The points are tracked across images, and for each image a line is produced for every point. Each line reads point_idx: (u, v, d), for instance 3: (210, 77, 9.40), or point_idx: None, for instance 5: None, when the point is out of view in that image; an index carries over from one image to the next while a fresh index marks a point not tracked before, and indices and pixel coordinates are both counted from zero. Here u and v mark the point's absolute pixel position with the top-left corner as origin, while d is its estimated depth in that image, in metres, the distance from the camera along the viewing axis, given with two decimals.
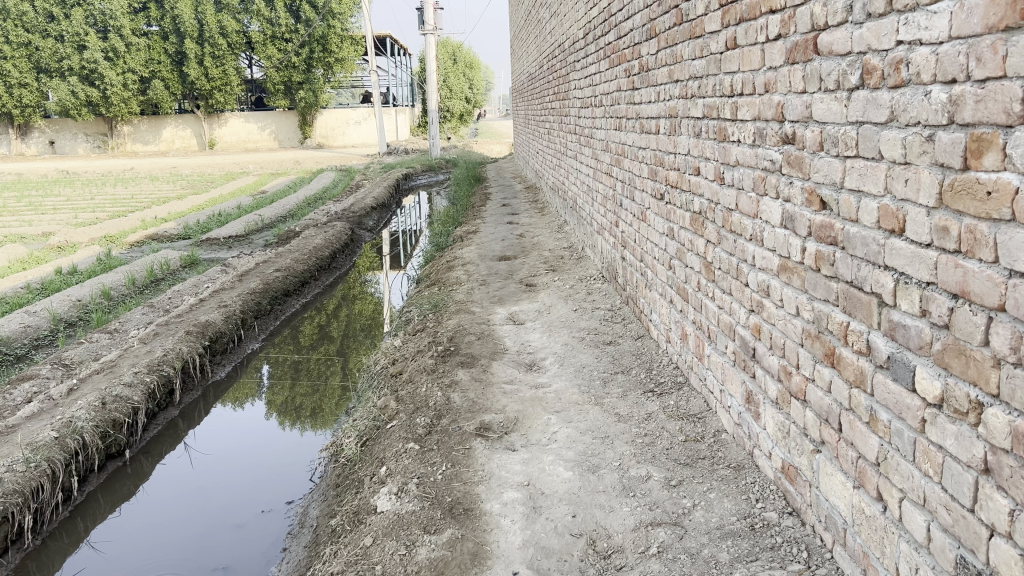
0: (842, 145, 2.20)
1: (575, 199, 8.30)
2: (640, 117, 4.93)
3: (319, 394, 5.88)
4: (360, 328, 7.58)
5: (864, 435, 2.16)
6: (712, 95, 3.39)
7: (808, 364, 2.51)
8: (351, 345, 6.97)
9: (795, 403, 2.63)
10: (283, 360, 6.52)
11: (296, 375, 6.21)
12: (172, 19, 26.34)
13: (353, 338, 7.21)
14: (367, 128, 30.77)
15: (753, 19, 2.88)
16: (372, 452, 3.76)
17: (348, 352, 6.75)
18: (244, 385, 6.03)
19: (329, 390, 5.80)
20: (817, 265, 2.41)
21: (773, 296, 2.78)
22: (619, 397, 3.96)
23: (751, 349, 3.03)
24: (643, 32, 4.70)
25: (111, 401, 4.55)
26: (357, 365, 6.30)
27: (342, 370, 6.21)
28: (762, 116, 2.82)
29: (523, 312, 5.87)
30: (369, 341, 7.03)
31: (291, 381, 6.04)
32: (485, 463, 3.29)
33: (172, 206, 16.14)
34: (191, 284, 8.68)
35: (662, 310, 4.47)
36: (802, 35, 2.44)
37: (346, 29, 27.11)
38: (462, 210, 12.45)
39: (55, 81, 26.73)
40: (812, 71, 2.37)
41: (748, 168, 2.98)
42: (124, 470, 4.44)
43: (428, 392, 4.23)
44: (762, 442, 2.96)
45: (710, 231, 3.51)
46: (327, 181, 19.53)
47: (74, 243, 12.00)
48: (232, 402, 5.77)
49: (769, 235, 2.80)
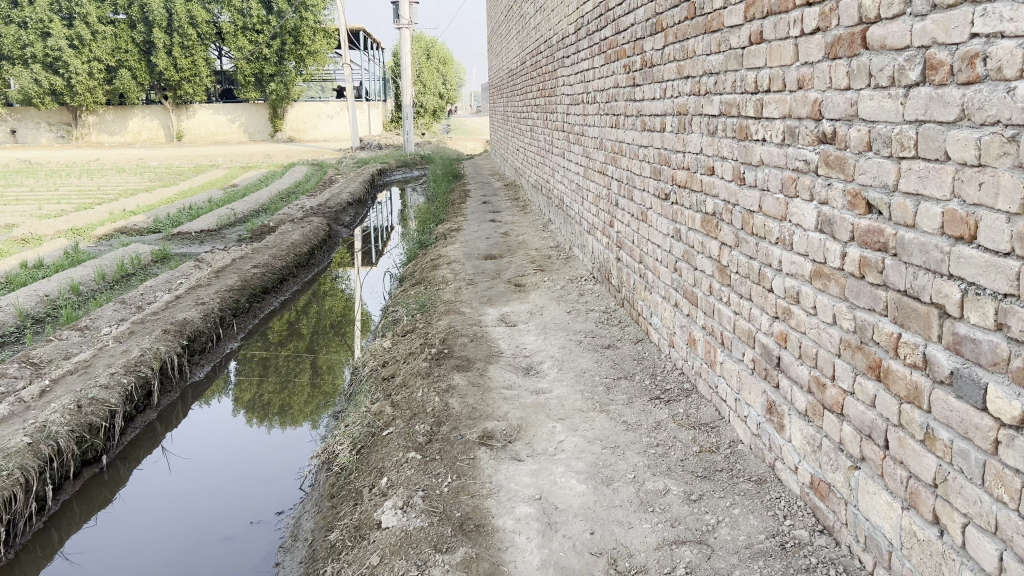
0: (897, 145, 2.07)
1: (562, 197, 8.15)
2: (642, 115, 4.79)
3: (289, 391, 5.77)
4: (334, 324, 7.42)
5: (918, 454, 2.03)
6: (731, 92, 3.26)
7: (847, 376, 2.39)
8: (326, 341, 6.84)
9: (829, 416, 2.51)
10: (252, 356, 6.35)
11: (268, 371, 6.07)
12: (140, 8, 25.75)
13: (325, 334, 7.07)
14: (339, 122, 30.39)
15: (784, 12, 2.74)
16: (368, 461, 3.58)
17: (322, 349, 6.61)
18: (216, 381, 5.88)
19: (297, 388, 5.70)
20: (861, 272, 2.28)
21: (804, 303, 2.65)
22: (625, 404, 3.82)
23: (776, 358, 2.90)
24: (647, 27, 4.56)
25: (87, 404, 4.31)
26: (329, 363, 6.19)
27: (314, 368, 6.10)
28: (794, 114, 2.68)
29: (515, 314, 5.71)
30: (345, 338, 6.90)
31: (260, 377, 5.91)
32: (492, 475, 3.13)
33: (141, 198, 15.73)
34: (164, 281, 8.38)
35: (665, 313, 4.34)
36: (847, 28, 2.31)
37: (320, 21, 26.73)
38: (441, 207, 12.24)
39: (18, 68, 26.00)
40: (860, 67, 2.24)
41: (775, 168, 2.85)
42: (100, 477, 4.21)
43: (424, 397, 4.05)
44: (787, 454, 2.84)
45: (726, 233, 3.37)
46: (300, 175, 19.19)
47: (39, 235, 11.60)
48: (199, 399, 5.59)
49: (800, 239, 2.66)
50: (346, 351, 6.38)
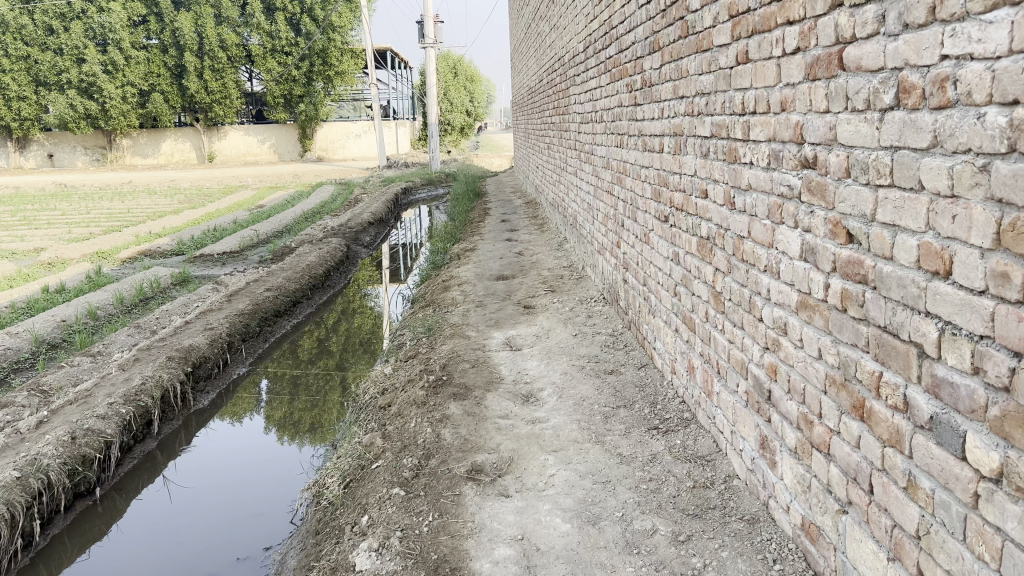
0: (874, 172, 1.94)
1: (575, 216, 8.05)
2: (642, 135, 4.68)
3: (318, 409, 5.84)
4: (362, 341, 7.50)
5: (901, 503, 1.89)
6: (721, 113, 3.14)
7: (833, 415, 2.25)
8: (355, 358, 6.93)
9: (818, 455, 2.37)
10: (281, 375, 6.48)
11: (299, 389, 6.18)
12: (172, 32, 26.20)
13: (353, 352, 7.15)
14: (367, 141, 30.61)
15: (767, 31, 2.63)
16: (354, 496, 3.50)
17: (350, 366, 6.69)
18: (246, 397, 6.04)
19: (326, 405, 5.77)
20: (843, 305, 2.15)
21: (791, 335, 2.53)
22: (621, 435, 3.69)
23: (767, 391, 2.77)
24: (646, 45, 4.47)
25: (82, 436, 4.29)
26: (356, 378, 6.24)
27: (341, 385, 6.16)
28: (778, 137, 2.56)
29: (520, 337, 5.61)
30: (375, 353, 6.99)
31: (290, 397, 6.01)
32: (475, 513, 3.03)
33: (168, 221, 15.90)
34: (181, 304, 8.42)
35: (667, 339, 4.21)
36: (825, 49, 2.19)
37: (347, 42, 27.00)
38: (460, 226, 12.21)
39: (54, 94, 26.53)
40: (837, 89, 2.12)
41: (761, 193, 2.73)
42: (94, 509, 4.18)
43: (417, 428, 3.97)
44: (779, 493, 2.70)
45: (719, 258, 3.25)
46: (325, 195, 19.32)
47: (65, 259, 11.74)
48: (228, 417, 5.75)
49: (786, 267, 2.54)
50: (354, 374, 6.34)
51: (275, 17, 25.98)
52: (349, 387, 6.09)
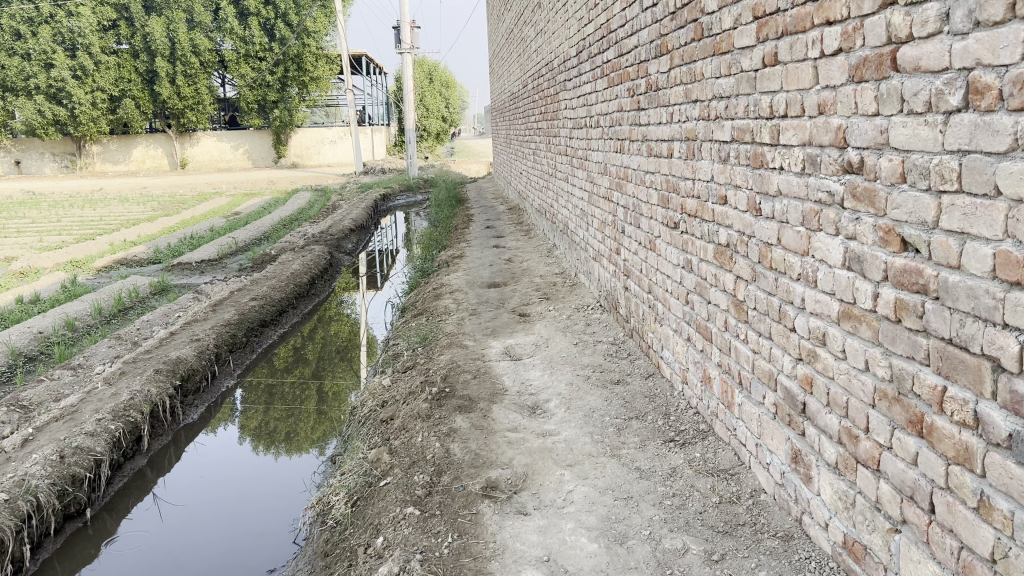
0: (936, 177, 1.86)
1: (566, 222, 7.96)
2: (647, 140, 4.59)
3: (294, 417, 5.80)
4: (340, 349, 7.40)
5: (971, 524, 1.81)
6: (744, 117, 3.06)
7: (883, 430, 2.17)
8: (332, 366, 6.85)
9: (864, 472, 2.28)
10: (257, 383, 6.38)
11: (273, 399, 6.09)
12: (143, 37, 25.80)
13: (331, 360, 7.06)
14: (343, 147, 30.35)
15: (801, 32, 2.55)
16: (364, 515, 3.37)
17: (327, 374, 6.63)
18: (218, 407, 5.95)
19: (303, 414, 5.72)
20: (896, 316, 2.07)
21: (831, 347, 2.44)
22: (637, 448, 3.58)
23: (800, 404, 2.68)
24: (652, 48, 4.38)
25: (70, 454, 4.11)
26: (334, 388, 6.20)
27: (319, 394, 6.11)
28: (815, 141, 2.48)
29: (519, 346, 5.49)
30: (352, 362, 6.92)
31: (265, 405, 5.95)
32: (496, 533, 2.91)
33: (142, 228, 15.59)
34: (162, 315, 8.20)
35: (677, 348, 4.11)
36: (874, 49, 2.11)
37: (322, 47, 26.79)
38: (445, 233, 12.07)
39: (21, 100, 25.97)
40: (889, 91, 2.04)
41: (794, 199, 2.64)
42: (84, 531, 4.01)
43: (424, 443, 3.84)
44: (815, 509, 2.61)
45: (741, 266, 3.16)
46: (302, 202, 19.05)
47: (37, 269, 11.44)
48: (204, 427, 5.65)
49: (825, 276, 2.45)
50: (333, 385, 6.28)
51: (249, 22, 25.70)
52: (342, 400, 5.94)
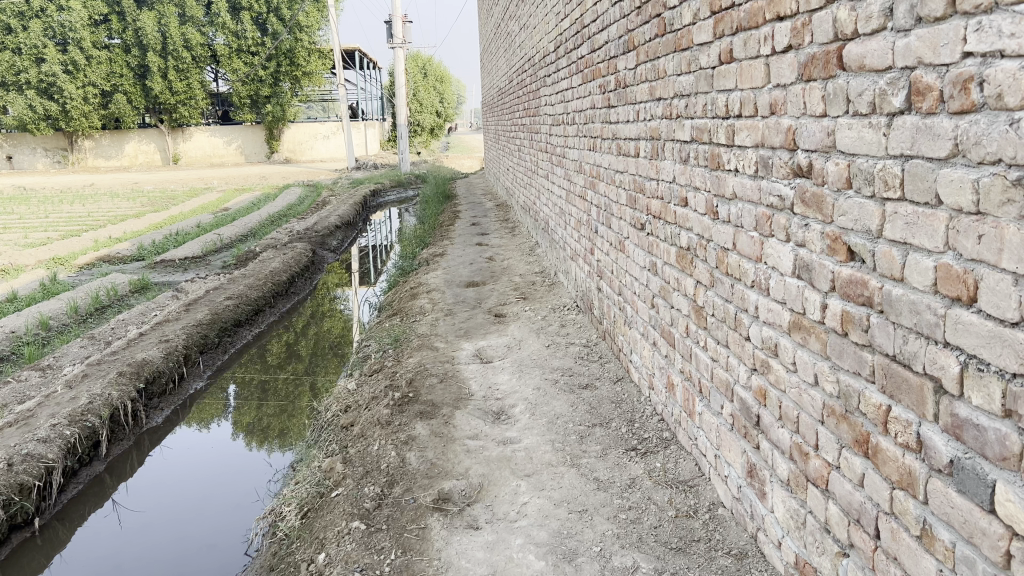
0: (880, 183, 1.75)
1: (547, 220, 7.84)
2: (617, 138, 4.47)
3: (287, 414, 5.77)
4: (332, 345, 7.40)
5: (914, 553, 1.70)
6: (702, 116, 2.94)
7: (831, 448, 2.06)
8: (324, 362, 6.84)
9: (814, 491, 2.17)
10: (251, 380, 6.40)
11: (267, 396, 6.08)
12: (134, 31, 25.63)
13: (322, 356, 7.05)
14: (335, 142, 30.20)
15: (754, 28, 2.43)
16: (312, 527, 3.26)
17: (319, 370, 6.60)
18: (210, 406, 5.90)
19: (295, 411, 5.68)
20: (843, 329, 1.96)
21: (783, 358, 2.33)
22: (598, 458, 3.47)
23: (755, 417, 2.57)
24: (620, 44, 4.26)
25: (20, 462, 3.99)
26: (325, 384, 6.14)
27: (310, 391, 6.05)
28: (767, 142, 2.36)
29: (490, 348, 5.38)
30: (343, 356, 6.91)
31: (259, 401, 5.94)
32: (442, 549, 2.80)
33: (128, 225, 15.45)
34: (138, 314, 8.07)
35: (644, 353, 4.00)
36: (822, 46, 2.00)
37: (314, 42, 26.65)
38: (430, 230, 11.95)
39: (12, 94, 25.75)
40: (836, 90, 1.93)
41: (748, 203, 2.53)
42: (34, 541, 3.90)
43: (381, 452, 3.73)
44: (769, 527, 2.50)
45: (701, 270, 3.05)
46: (292, 197, 18.92)
47: (19, 266, 11.31)
48: (195, 423, 5.67)
49: (776, 284, 2.34)
50: (325, 381, 6.22)
51: (241, 16, 25.54)
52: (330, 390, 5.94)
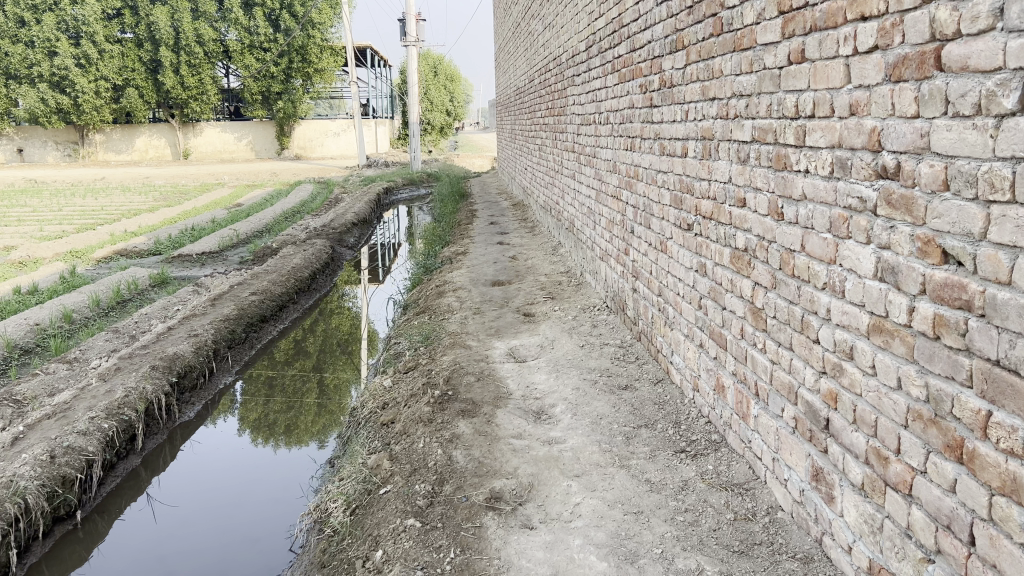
0: (985, 185, 1.74)
1: (572, 220, 7.82)
2: (660, 138, 4.45)
3: (296, 411, 5.81)
4: (340, 343, 7.46)
5: (1017, 559, 1.68)
6: (767, 117, 2.92)
7: (917, 453, 2.04)
8: (333, 360, 6.89)
9: (894, 496, 2.15)
10: (259, 375, 6.41)
11: (274, 392, 6.10)
12: (147, 26, 25.63)
13: (331, 353, 7.12)
14: (346, 140, 30.12)
15: (831, 28, 2.41)
16: (363, 524, 3.25)
17: (328, 368, 6.67)
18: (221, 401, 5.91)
19: (304, 408, 5.74)
20: (935, 332, 1.94)
21: (859, 361, 2.31)
22: (648, 459, 3.45)
23: (824, 420, 2.55)
24: (666, 44, 4.24)
25: (61, 454, 3.98)
26: (334, 382, 6.23)
27: (319, 388, 6.13)
28: (845, 143, 2.35)
29: (523, 348, 5.36)
30: (352, 355, 6.99)
31: (266, 398, 5.96)
32: (501, 549, 2.79)
33: (143, 219, 15.46)
34: (160, 308, 8.06)
35: (688, 354, 3.98)
36: (914, 47, 1.98)
37: (327, 39, 26.65)
38: (447, 229, 11.94)
39: (25, 87, 25.85)
40: (931, 91, 1.91)
41: (821, 204, 2.51)
42: (75, 534, 3.89)
43: (426, 449, 3.72)
44: (838, 531, 2.48)
45: (760, 271, 3.03)
46: (305, 194, 18.92)
47: (37, 258, 11.31)
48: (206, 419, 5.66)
49: (853, 286, 2.32)
50: (334, 379, 6.31)
51: (254, 13, 25.56)
52: (342, 392, 6.03)
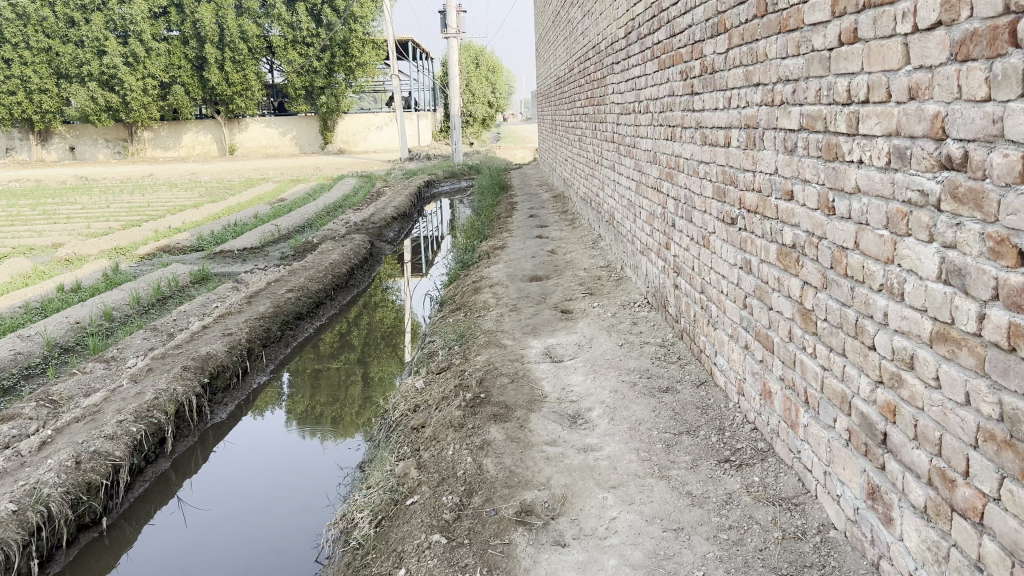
0: None
1: (612, 212, 7.60)
2: (701, 127, 4.23)
3: (340, 403, 5.74)
4: (384, 336, 7.37)
5: None
6: (815, 103, 2.70)
7: (988, 477, 1.82)
8: (378, 352, 6.81)
9: (962, 523, 1.93)
10: (303, 369, 6.39)
11: (320, 384, 6.04)
12: (192, 24, 25.88)
13: (375, 346, 7.02)
14: (388, 133, 30.07)
15: (887, 3, 2.18)
16: (389, 537, 3.12)
17: (373, 360, 6.58)
18: (266, 394, 5.90)
19: (349, 401, 5.66)
20: (1010, 343, 1.72)
21: (920, 371, 2.09)
22: (689, 469, 3.24)
23: (881, 434, 2.33)
24: (708, 27, 4.02)
25: (87, 460, 3.92)
26: (380, 375, 6.13)
27: (364, 381, 6.04)
28: (904, 130, 2.12)
29: (560, 347, 5.18)
30: (396, 348, 6.90)
31: (312, 391, 5.91)
32: (530, 569, 2.63)
33: (188, 215, 15.58)
34: (199, 305, 8.04)
35: (733, 356, 3.76)
36: (984, 21, 1.75)
37: (368, 32, 26.60)
38: (486, 222, 11.77)
39: (75, 86, 26.34)
40: (1006, 70, 1.69)
41: (877, 198, 2.28)
42: (101, 541, 3.82)
43: (455, 457, 3.57)
44: (898, 556, 2.27)
45: (810, 270, 2.80)
46: (347, 188, 18.90)
47: (83, 255, 11.42)
48: (253, 411, 5.66)
49: (914, 289, 2.10)
50: (379, 371, 6.22)
51: (297, 8, 25.63)
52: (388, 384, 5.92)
